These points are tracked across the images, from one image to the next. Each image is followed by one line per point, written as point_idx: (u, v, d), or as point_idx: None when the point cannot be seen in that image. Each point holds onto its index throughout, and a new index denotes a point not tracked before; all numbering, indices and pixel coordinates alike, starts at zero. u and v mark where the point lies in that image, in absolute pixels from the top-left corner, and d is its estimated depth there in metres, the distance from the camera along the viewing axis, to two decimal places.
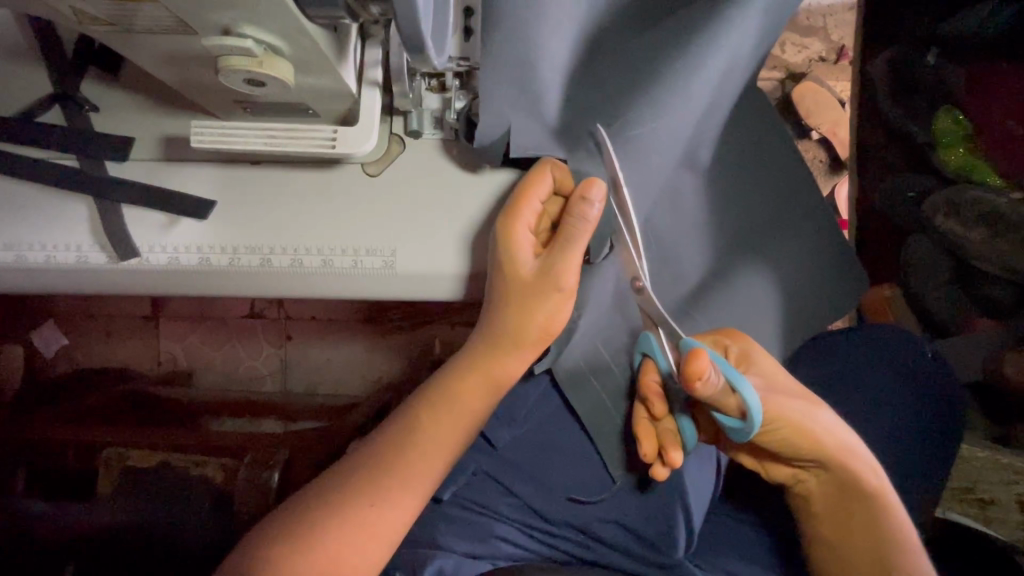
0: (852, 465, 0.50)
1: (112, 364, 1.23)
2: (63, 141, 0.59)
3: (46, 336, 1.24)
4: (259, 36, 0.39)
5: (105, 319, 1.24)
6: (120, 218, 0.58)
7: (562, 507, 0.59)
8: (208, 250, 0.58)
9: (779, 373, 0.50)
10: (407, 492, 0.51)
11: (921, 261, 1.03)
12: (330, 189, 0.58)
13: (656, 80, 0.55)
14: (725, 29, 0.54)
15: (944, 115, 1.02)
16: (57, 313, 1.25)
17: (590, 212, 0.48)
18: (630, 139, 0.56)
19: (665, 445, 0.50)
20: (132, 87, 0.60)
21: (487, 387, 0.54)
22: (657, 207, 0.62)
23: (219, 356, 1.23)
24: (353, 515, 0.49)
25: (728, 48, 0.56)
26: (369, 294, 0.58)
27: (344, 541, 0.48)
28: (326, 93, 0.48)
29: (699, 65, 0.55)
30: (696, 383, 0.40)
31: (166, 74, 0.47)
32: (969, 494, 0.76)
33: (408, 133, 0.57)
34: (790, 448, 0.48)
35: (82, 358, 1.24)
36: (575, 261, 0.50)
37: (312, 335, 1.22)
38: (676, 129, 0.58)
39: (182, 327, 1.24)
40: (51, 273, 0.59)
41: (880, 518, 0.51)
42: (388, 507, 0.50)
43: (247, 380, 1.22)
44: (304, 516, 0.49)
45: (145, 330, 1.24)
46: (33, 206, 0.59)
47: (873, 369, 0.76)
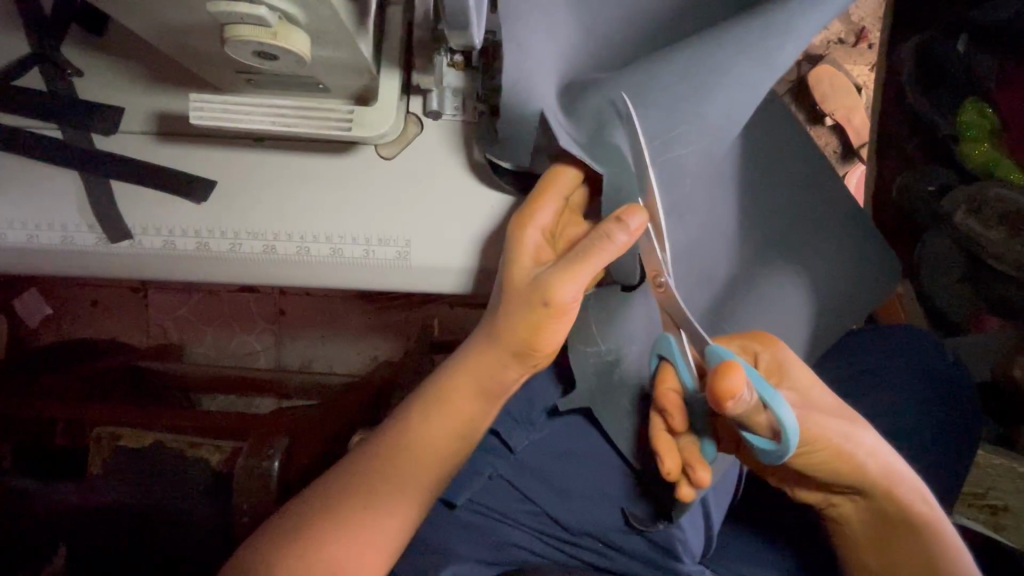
0: (894, 493, 0.46)
1: (100, 336, 1.19)
2: (45, 108, 0.53)
3: (29, 304, 1.18)
4: (273, 2, 0.34)
5: (92, 289, 1.19)
6: (111, 197, 0.54)
7: (581, 514, 0.58)
8: (207, 235, 0.54)
9: (812, 386, 0.45)
10: (400, 498, 0.48)
11: (933, 260, 1.00)
12: (340, 173, 0.54)
13: (704, 98, 0.45)
14: (783, 38, 0.43)
15: (970, 106, 0.97)
16: (40, 281, 1.19)
17: (618, 238, 0.42)
18: (666, 157, 0.48)
19: (688, 460, 0.45)
20: (116, 48, 0.54)
21: (478, 394, 0.50)
22: (688, 222, 0.55)
23: (212, 332, 1.19)
24: (346, 521, 0.46)
25: (783, 59, 0.45)
26: (381, 287, 0.55)
27: (340, 551, 0.45)
28: (342, 69, 0.43)
29: (749, 80, 0.45)
30: (726, 403, 0.35)
31: (160, 40, 0.42)
32: (980, 499, 0.77)
33: (427, 115, 0.53)
34: (825, 475, 0.45)
35: (68, 330, 1.19)
36: (578, 277, 0.43)
37: (308, 311, 1.18)
38: (711, 143, 0.51)
39: (172, 301, 1.19)
40: (33, 253, 0.54)
41: (928, 549, 0.47)
42: (382, 513, 0.47)
43: (241, 356, 1.18)
44: (304, 519, 0.46)
45: (135, 304, 1.19)
46: (13, 180, 0.54)
47: (892, 368, 0.74)
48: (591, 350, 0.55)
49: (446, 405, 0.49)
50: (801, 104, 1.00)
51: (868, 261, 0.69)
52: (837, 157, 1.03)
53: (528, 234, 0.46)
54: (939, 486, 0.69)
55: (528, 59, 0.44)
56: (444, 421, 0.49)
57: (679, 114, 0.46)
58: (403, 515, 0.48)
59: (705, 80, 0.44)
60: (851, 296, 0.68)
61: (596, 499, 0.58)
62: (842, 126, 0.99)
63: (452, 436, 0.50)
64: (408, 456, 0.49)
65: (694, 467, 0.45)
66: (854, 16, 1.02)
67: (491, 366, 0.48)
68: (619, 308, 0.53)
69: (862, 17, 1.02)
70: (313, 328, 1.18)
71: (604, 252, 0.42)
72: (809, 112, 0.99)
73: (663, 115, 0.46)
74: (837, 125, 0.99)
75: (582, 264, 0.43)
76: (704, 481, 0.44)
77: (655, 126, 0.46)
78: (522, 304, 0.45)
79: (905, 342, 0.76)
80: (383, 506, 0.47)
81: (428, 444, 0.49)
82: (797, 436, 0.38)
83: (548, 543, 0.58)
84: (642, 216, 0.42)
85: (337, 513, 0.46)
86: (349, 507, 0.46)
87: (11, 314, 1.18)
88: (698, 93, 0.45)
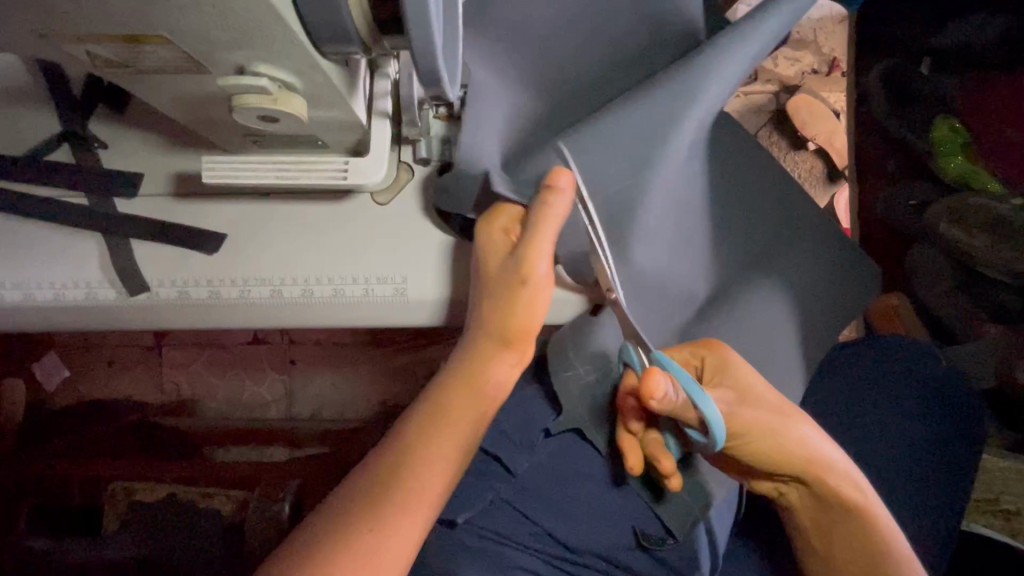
0: (825, 479, 0.47)
1: (116, 395, 1.23)
2: (73, 177, 0.59)
3: (48, 368, 1.23)
4: (273, 73, 0.39)
5: (107, 349, 1.23)
6: (130, 254, 0.58)
7: (584, 533, 0.58)
8: (218, 283, 0.58)
9: (751, 381, 0.47)
10: (406, 516, 0.47)
11: (923, 269, 1.04)
12: (340, 219, 0.58)
13: (640, 137, 0.52)
14: (699, 81, 0.51)
15: (941, 123, 1.03)
16: (59, 345, 1.24)
17: (555, 203, 0.47)
18: (611, 192, 0.54)
19: (653, 455, 0.49)
20: (139, 121, 0.60)
21: (469, 398, 0.52)
22: (649, 248, 0.59)
23: (224, 385, 1.22)
24: (355, 548, 0.45)
25: (706, 98, 0.52)
26: (381, 322, 0.58)
27: None
28: (335, 126, 0.48)
29: (676, 117, 0.52)
30: (650, 402, 0.39)
31: (178, 114, 0.47)
32: (993, 505, 0.73)
33: (418, 161, 0.58)
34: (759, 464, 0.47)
35: (87, 390, 1.23)
36: (540, 251, 0.49)
37: (317, 359, 1.21)
38: (663, 176, 0.56)
39: (185, 356, 1.23)
40: (59, 309, 0.58)
41: (869, 532, 0.48)
42: (387, 535, 0.46)
43: (253, 406, 1.22)
44: (310, 555, 0.45)
45: (150, 361, 1.23)
46: (39, 243, 0.58)
47: (895, 379, 0.74)
48: (572, 375, 0.58)
49: (443, 418, 0.51)
50: (783, 131, 1.18)
51: (853, 272, 0.70)
52: (822, 178, 1.17)
53: (495, 235, 0.51)
54: (945, 497, 0.68)
55: (479, 129, 0.54)
56: (444, 436, 0.50)
57: (622, 150, 0.53)
58: (413, 532, 0.47)
59: (640, 121, 0.52)
60: (837, 309, 0.70)
61: (597, 517, 0.58)
62: (825, 149, 1.15)
63: (451, 448, 0.50)
64: (413, 475, 0.49)
65: (659, 458, 0.48)
66: (824, 49, 1.18)
67: (479, 368, 0.51)
68: (591, 328, 0.56)
69: (831, 49, 1.18)
70: (323, 377, 1.21)
71: (550, 229, 0.48)
72: (792, 136, 1.16)
73: (608, 157, 0.52)
74: (819, 149, 1.16)
75: (539, 236, 0.48)
76: (670, 469, 0.48)
77: (603, 165, 0.53)
78: (501, 292, 0.51)
79: (903, 351, 0.76)
80: (395, 522, 0.47)
81: (432, 451, 0.50)
82: (720, 428, 0.41)
83: (552, 566, 0.58)
84: (569, 176, 0.47)
85: (345, 534, 0.46)
86: (358, 528, 0.46)
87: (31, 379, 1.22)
88: (635, 134, 0.52)
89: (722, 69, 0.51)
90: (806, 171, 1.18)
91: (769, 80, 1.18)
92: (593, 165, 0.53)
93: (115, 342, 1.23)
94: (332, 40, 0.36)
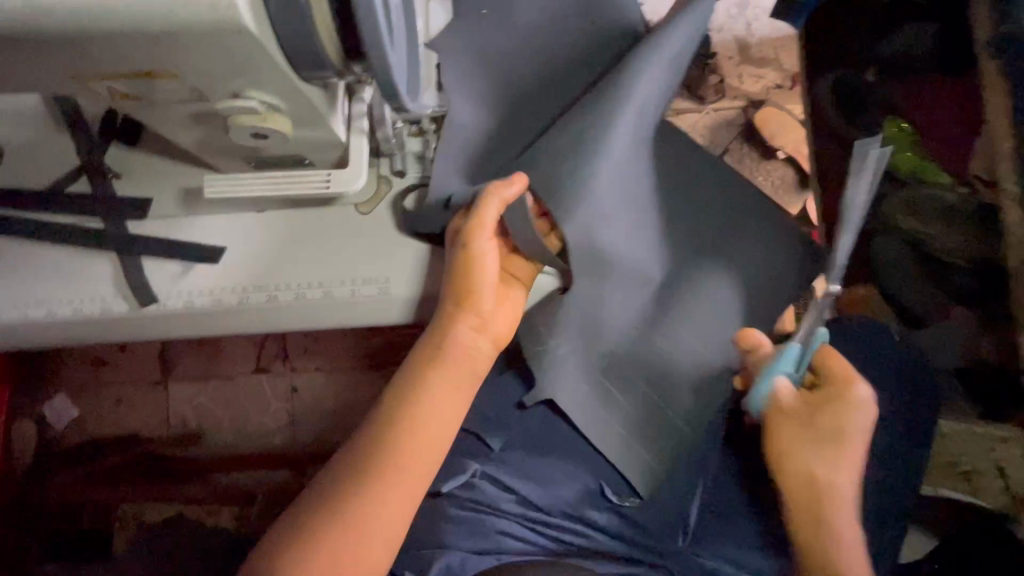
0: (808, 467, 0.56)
1: (124, 432, 1.25)
2: (91, 205, 0.66)
3: (57, 409, 1.26)
4: (261, 97, 0.46)
5: (114, 387, 1.27)
6: (141, 270, 0.65)
7: (559, 496, 0.62)
8: (220, 292, 0.64)
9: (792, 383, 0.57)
10: (392, 483, 0.52)
11: (887, 263, 1.05)
12: (328, 229, 0.65)
13: (586, 136, 0.61)
14: (628, 86, 0.61)
15: (891, 124, 1.10)
16: (67, 385, 1.27)
17: (502, 191, 0.57)
18: (566, 184, 0.61)
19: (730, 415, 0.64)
20: (148, 152, 0.67)
21: (446, 371, 0.56)
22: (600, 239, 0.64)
23: (228, 417, 1.25)
24: (349, 509, 0.51)
25: (638, 99, 0.62)
26: (367, 320, 0.65)
27: (352, 534, 0.50)
28: (318, 143, 0.56)
29: (614, 117, 0.61)
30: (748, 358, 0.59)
31: (183, 140, 0.55)
32: (955, 469, 0.72)
33: (395, 174, 0.65)
34: (803, 443, 0.56)
35: (94, 431, 1.25)
36: (483, 229, 0.56)
37: (316, 384, 1.25)
38: (613, 168, 0.63)
39: (188, 392, 1.26)
40: (77, 323, 0.65)
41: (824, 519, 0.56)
42: (377, 500, 0.52)
43: (258, 437, 1.24)
44: (313, 517, 0.51)
45: (155, 397, 1.26)
46: (61, 265, 0.65)
47: (870, 358, 0.76)
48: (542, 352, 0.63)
49: (423, 390, 0.55)
50: (753, 145, 1.21)
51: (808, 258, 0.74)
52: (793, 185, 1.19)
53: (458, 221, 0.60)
54: (908, 470, 0.71)
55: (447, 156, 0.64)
56: (425, 408, 0.55)
57: (569, 150, 0.61)
58: (402, 497, 0.52)
59: (584, 125, 0.61)
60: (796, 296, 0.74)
61: (572, 484, 0.63)
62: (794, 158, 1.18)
63: (431, 419, 0.55)
64: (400, 448, 0.53)
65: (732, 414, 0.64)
66: (785, 64, 1.20)
67: (451, 339, 0.56)
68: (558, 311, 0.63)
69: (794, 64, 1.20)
70: (324, 401, 1.25)
71: (495, 201, 0.56)
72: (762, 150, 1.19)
73: (559, 155, 0.61)
74: (789, 158, 1.19)
75: (481, 214, 0.56)
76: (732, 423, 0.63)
77: (555, 162, 0.61)
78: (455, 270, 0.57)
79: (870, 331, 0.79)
80: (383, 489, 0.52)
81: (414, 433, 0.54)
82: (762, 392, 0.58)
83: (534, 534, 0.60)
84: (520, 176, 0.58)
85: (341, 500, 0.52)
86: (352, 494, 0.52)
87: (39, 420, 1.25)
88: (580, 133, 0.61)
89: (646, 74, 0.61)
90: (776, 178, 1.21)
91: (735, 97, 1.21)
92: (544, 164, 0.61)
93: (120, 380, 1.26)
94: (309, 66, 0.43)
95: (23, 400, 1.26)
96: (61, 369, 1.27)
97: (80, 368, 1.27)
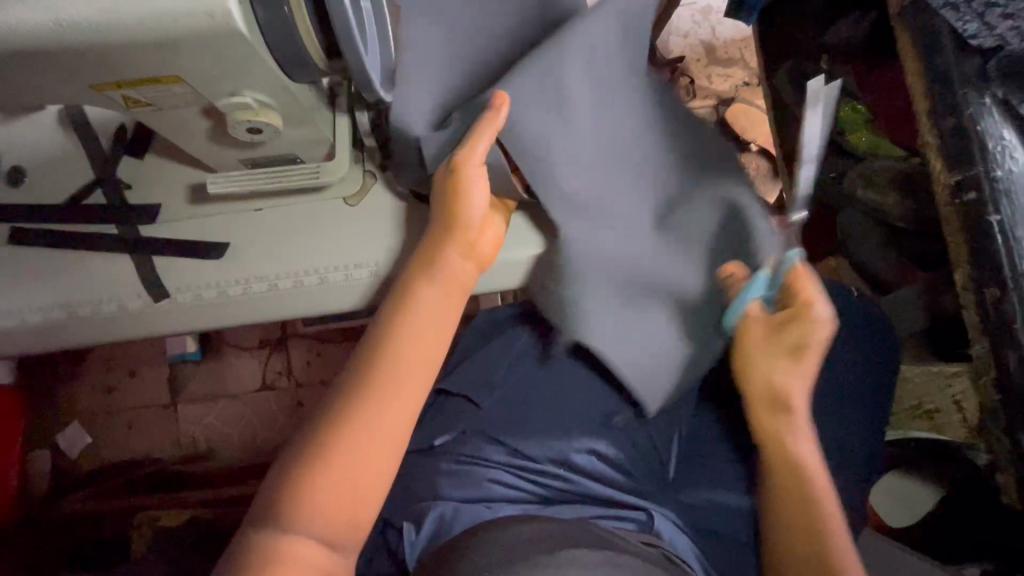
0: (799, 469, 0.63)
1: (138, 455, 1.32)
2: (105, 213, 0.72)
3: (70, 438, 1.32)
4: (254, 95, 0.53)
5: (127, 412, 1.33)
6: (153, 269, 0.71)
7: (543, 445, 0.71)
8: (225, 284, 0.71)
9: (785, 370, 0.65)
10: (393, 396, 0.54)
11: (856, 232, 1.13)
12: (321, 221, 0.71)
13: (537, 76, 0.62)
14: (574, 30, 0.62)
15: (845, 106, 1.18)
16: (81, 414, 1.33)
17: (493, 116, 0.60)
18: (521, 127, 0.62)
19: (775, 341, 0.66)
20: (155, 163, 0.74)
21: (438, 286, 0.59)
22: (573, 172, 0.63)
23: (238, 433, 1.32)
24: (352, 425, 0.53)
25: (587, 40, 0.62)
26: (361, 301, 0.71)
27: (354, 451, 0.52)
28: (307, 140, 0.62)
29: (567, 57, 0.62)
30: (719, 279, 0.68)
31: (187, 147, 0.62)
32: (919, 409, 0.82)
33: (379, 168, 0.72)
34: (770, 360, 0.64)
35: (107, 456, 1.31)
36: (479, 156, 0.60)
37: (321, 397, 1.33)
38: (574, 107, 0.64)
39: (199, 411, 1.33)
40: (97, 322, 0.71)
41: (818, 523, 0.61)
42: (379, 414, 0.53)
43: (266, 451, 1.31)
44: (314, 441, 0.52)
45: (165, 420, 1.33)
46: (79, 270, 0.72)
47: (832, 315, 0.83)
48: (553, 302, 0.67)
49: (416, 308, 0.58)
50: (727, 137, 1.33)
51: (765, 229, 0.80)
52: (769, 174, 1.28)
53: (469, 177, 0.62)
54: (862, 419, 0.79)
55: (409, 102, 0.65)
56: (418, 323, 0.58)
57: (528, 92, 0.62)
58: (401, 407, 0.54)
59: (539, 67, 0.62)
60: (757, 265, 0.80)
61: (553, 436, 0.71)
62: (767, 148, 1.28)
63: (424, 334, 0.58)
64: (396, 360, 0.56)
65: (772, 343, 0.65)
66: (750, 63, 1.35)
67: (440, 254, 0.60)
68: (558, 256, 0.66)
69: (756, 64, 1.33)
70: None
71: (485, 131, 0.60)
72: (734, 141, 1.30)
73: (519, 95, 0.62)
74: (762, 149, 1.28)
75: (476, 139, 0.60)
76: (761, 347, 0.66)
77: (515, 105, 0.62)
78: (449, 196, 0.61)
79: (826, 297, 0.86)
80: (383, 402, 0.54)
81: (407, 351, 0.56)
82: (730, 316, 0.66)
83: (522, 480, 0.70)
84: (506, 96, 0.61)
85: (342, 415, 0.53)
86: (353, 405, 0.53)
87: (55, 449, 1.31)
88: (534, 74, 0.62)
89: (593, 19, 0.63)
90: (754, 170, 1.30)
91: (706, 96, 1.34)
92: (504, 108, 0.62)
93: (133, 406, 1.33)
94: (294, 64, 0.51)
95: (40, 430, 1.32)
96: (74, 399, 1.33)
97: (92, 399, 1.33)
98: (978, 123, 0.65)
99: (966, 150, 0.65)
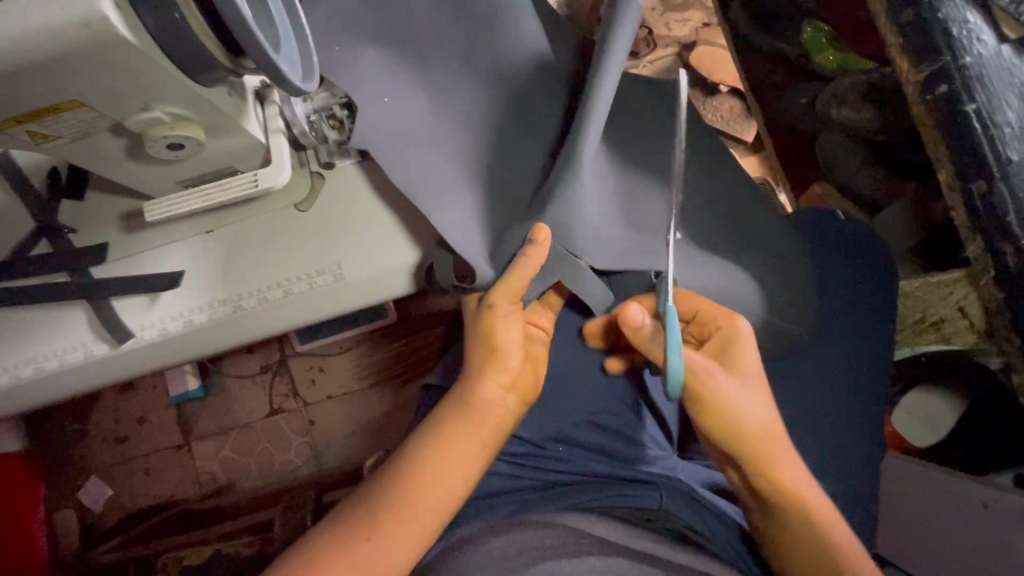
0: (783, 493, 0.60)
1: (155, 500, 1.31)
2: (53, 261, 0.69)
3: (91, 492, 1.30)
4: (165, 108, 0.50)
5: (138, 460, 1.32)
6: (114, 311, 0.69)
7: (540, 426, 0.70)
8: (189, 313, 0.68)
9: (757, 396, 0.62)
10: (415, 517, 0.58)
11: (835, 158, 1.03)
12: (276, 234, 0.69)
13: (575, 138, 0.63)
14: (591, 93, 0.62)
15: (807, 26, 1.06)
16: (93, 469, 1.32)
17: (534, 252, 0.63)
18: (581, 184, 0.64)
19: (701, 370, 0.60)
20: (96, 201, 0.71)
21: (475, 419, 0.63)
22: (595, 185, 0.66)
23: (254, 461, 1.31)
24: (373, 519, 0.58)
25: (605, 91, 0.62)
26: (332, 308, 0.69)
27: (363, 549, 0.57)
28: (239, 150, 0.60)
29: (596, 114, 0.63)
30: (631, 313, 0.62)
31: (118, 177, 0.59)
32: (926, 323, 0.79)
33: (324, 167, 0.69)
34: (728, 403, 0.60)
35: (130, 504, 1.30)
36: (517, 289, 0.65)
37: (328, 413, 1.32)
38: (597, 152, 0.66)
39: (210, 447, 1.31)
40: (67, 373, 0.69)
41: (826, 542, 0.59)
42: (398, 531, 0.58)
43: (283, 475, 1.30)
44: (339, 524, 0.59)
45: (176, 462, 1.31)
46: (39, 324, 0.69)
47: None
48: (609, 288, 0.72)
49: (460, 430, 0.62)
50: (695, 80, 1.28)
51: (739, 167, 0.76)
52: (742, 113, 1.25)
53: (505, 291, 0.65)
54: (858, 345, 0.77)
55: None
56: (453, 448, 0.61)
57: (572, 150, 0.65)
58: (420, 531, 0.58)
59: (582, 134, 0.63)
60: (734, 208, 0.77)
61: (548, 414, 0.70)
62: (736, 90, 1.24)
63: (463, 473, 0.61)
64: (432, 468, 0.60)
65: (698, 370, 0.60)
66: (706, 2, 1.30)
67: (478, 409, 0.63)
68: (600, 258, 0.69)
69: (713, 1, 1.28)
70: (339, 428, 1.31)
71: (527, 267, 0.63)
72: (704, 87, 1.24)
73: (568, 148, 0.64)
74: (732, 90, 1.25)
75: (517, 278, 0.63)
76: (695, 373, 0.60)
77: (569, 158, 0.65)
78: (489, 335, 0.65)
79: (804, 231, 0.84)
80: (408, 514, 0.58)
81: (439, 467, 0.60)
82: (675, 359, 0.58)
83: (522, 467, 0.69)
84: (545, 232, 0.63)
85: (371, 509, 0.59)
86: (379, 508, 0.59)
87: (78, 505, 1.30)
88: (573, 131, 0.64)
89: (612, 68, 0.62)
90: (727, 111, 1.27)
91: (667, 45, 1.28)
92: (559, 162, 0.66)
93: (145, 452, 1.32)
94: (199, 68, 0.47)
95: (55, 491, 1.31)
96: (82, 455, 1.32)
97: (100, 453, 1.32)
98: (939, 11, 0.63)
99: (932, 42, 0.64)
